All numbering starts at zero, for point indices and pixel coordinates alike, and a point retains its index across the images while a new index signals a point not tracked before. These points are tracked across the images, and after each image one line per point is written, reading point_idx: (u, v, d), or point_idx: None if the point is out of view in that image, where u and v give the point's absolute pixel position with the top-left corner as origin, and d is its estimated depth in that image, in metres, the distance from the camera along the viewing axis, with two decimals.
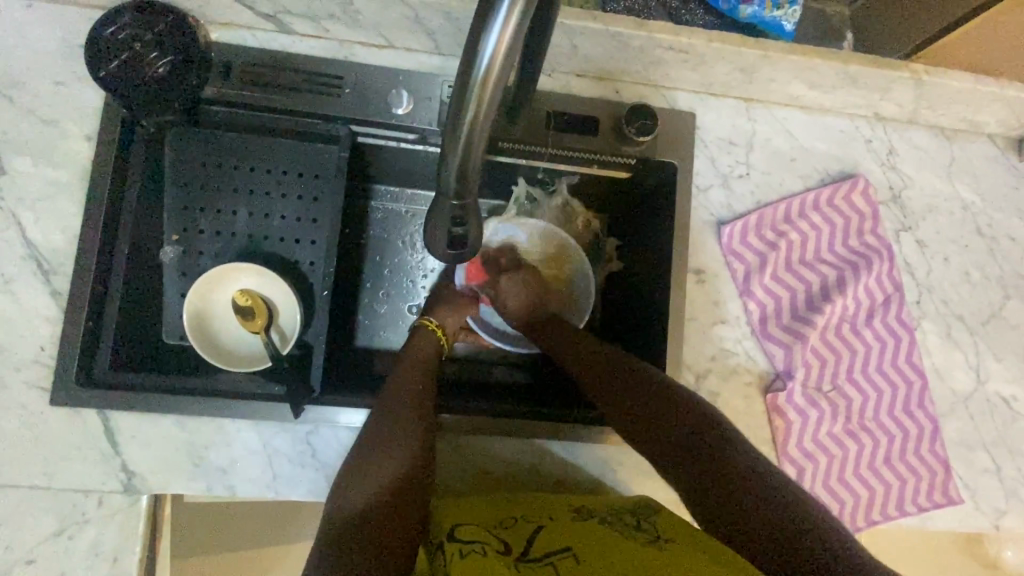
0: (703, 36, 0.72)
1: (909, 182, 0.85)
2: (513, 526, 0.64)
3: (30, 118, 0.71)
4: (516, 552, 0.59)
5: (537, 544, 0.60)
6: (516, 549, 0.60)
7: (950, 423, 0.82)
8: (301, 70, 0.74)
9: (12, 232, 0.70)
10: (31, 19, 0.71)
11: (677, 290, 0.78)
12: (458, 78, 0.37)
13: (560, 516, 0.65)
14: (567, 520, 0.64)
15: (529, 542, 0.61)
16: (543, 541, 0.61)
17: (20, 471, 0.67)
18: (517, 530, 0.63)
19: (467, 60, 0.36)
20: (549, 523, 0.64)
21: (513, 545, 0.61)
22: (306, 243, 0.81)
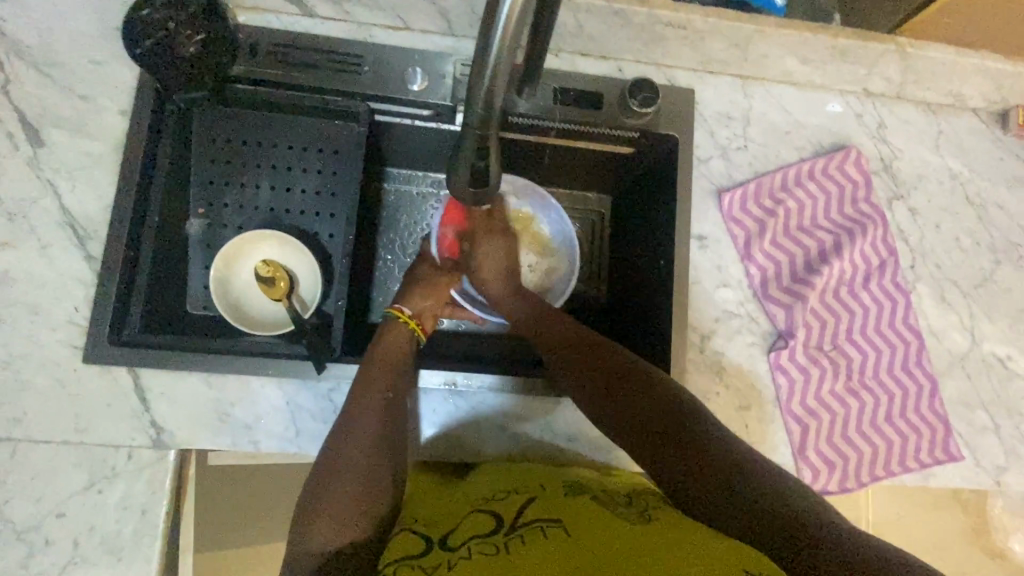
0: (699, 13, 0.78)
1: (899, 154, 0.89)
2: (505, 501, 0.65)
3: (68, 94, 0.75)
4: (507, 527, 0.60)
5: (528, 515, 0.61)
6: (507, 525, 0.60)
7: (948, 382, 0.85)
8: (322, 50, 0.79)
9: (49, 200, 0.74)
10: (71, 4, 0.76)
11: (680, 255, 0.82)
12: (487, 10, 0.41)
13: (553, 489, 0.66)
14: (558, 493, 0.65)
15: (520, 513, 0.61)
16: (535, 514, 0.61)
17: (53, 427, 0.70)
18: (510, 505, 0.63)
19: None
20: (542, 494, 0.64)
21: (505, 520, 0.61)
22: (326, 216, 0.83)
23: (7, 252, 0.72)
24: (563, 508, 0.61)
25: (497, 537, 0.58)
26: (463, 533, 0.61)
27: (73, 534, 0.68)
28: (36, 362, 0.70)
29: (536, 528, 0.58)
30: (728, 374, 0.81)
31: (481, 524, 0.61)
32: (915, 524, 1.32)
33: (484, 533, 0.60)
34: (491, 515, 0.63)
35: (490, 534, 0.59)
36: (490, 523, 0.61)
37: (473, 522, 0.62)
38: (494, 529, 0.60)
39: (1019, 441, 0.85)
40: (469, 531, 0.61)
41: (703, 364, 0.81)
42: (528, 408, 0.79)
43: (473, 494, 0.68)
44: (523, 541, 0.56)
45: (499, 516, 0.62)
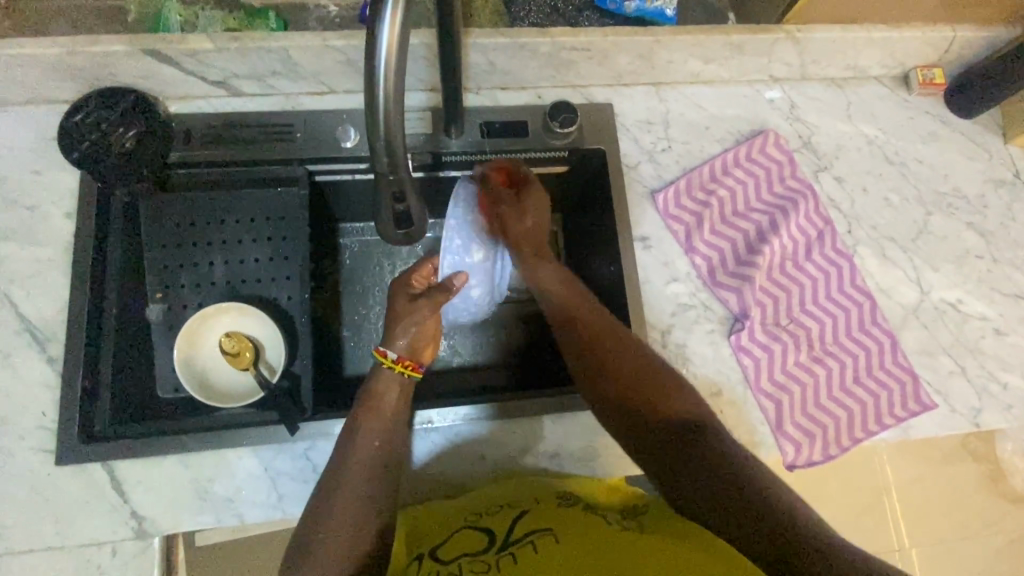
0: (599, 33, 0.82)
1: (815, 129, 0.94)
2: (496, 517, 0.66)
3: (14, 207, 0.78)
4: (497, 543, 0.61)
5: (520, 528, 0.62)
6: (498, 540, 0.62)
7: (907, 334, 0.87)
8: (254, 125, 0.83)
9: (6, 311, 0.75)
10: (8, 122, 0.80)
11: (627, 259, 0.85)
12: (366, 56, 0.43)
13: (547, 502, 0.67)
14: (550, 505, 0.66)
15: (512, 527, 0.63)
16: (525, 526, 0.62)
17: (33, 535, 0.69)
18: (502, 519, 0.65)
19: (370, 43, 0.43)
20: (535, 508, 0.66)
21: (496, 536, 0.63)
22: (282, 279, 0.84)
23: None
24: (556, 520, 0.62)
25: (488, 553, 0.60)
26: (454, 551, 0.62)
27: None
28: (9, 473, 0.70)
29: (526, 543, 0.59)
30: (694, 363, 0.83)
31: (472, 540, 0.63)
32: (928, 482, 1.33)
33: (474, 550, 0.61)
34: (483, 533, 0.64)
35: (479, 551, 0.61)
36: (480, 539, 0.63)
37: (465, 540, 0.64)
38: (484, 546, 0.62)
39: (987, 381, 0.87)
40: (458, 549, 0.63)
41: (669, 358, 0.83)
42: (508, 431, 0.80)
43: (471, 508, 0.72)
44: (513, 558, 0.57)
45: (491, 533, 0.63)
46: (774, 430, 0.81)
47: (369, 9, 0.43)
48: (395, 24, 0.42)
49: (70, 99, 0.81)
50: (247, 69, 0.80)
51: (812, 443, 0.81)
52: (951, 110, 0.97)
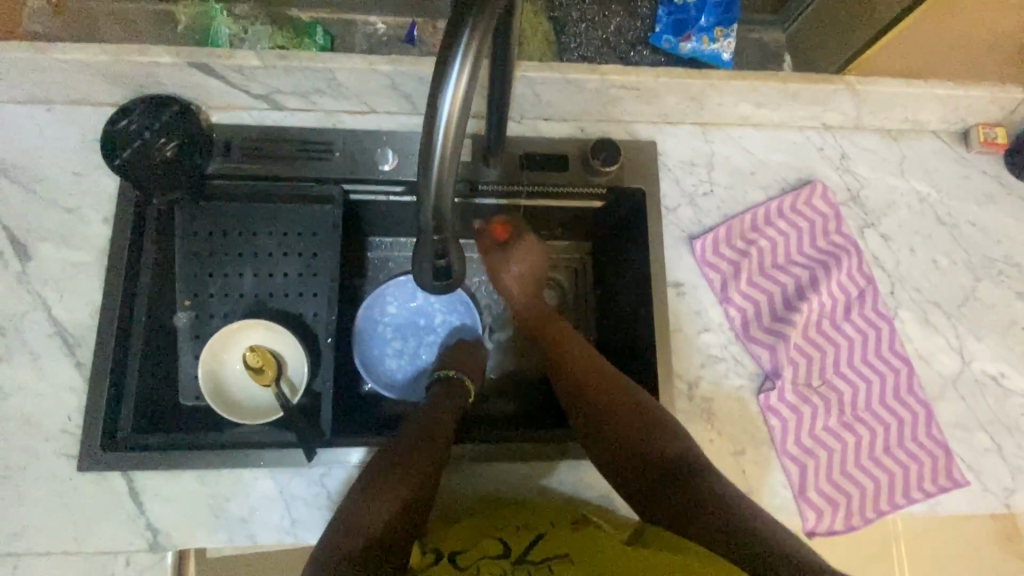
0: (651, 73, 0.80)
1: (865, 182, 0.91)
2: (516, 533, 0.67)
3: (53, 208, 0.79)
4: (516, 557, 0.62)
5: (537, 550, 0.63)
6: (516, 554, 0.63)
7: (943, 405, 0.84)
8: (294, 141, 0.82)
9: (39, 311, 0.76)
10: (52, 122, 0.80)
11: (660, 305, 0.83)
12: (428, 116, 0.43)
13: (561, 525, 0.68)
14: (567, 529, 0.67)
15: (530, 547, 0.64)
16: (545, 547, 0.63)
17: (51, 538, 0.70)
18: (521, 537, 0.66)
19: (433, 104, 0.42)
20: (551, 531, 0.66)
21: (514, 549, 0.64)
22: (309, 296, 0.83)
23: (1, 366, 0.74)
24: (571, 543, 0.63)
25: (506, 562, 0.61)
26: (472, 556, 0.63)
27: None
28: (33, 474, 0.71)
29: (543, 564, 0.60)
30: (718, 419, 0.81)
31: (492, 548, 0.64)
32: None
33: (493, 556, 0.63)
34: (502, 543, 0.65)
35: (498, 559, 0.62)
36: (498, 548, 0.64)
37: (483, 547, 0.65)
38: (503, 554, 0.63)
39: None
40: (478, 555, 0.63)
41: (692, 411, 0.81)
42: (532, 464, 0.79)
43: (487, 522, 0.71)
44: None
45: (507, 546, 0.64)
46: (796, 494, 0.79)
47: (435, 68, 0.42)
48: (460, 90, 0.42)
49: (115, 102, 0.81)
50: (291, 86, 0.79)
51: (834, 511, 0.79)
52: (1010, 172, 0.93)
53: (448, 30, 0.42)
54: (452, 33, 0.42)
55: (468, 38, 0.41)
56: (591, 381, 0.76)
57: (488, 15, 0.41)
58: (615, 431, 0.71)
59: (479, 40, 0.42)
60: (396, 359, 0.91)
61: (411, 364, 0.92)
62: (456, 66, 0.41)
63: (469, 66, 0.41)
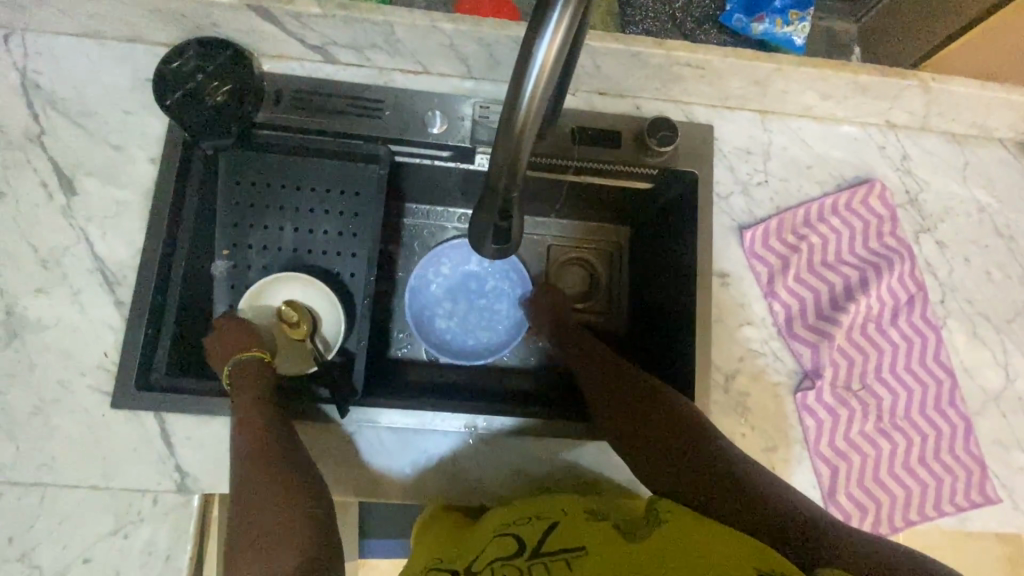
0: (719, 53, 0.77)
1: (924, 186, 0.88)
2: (530, 526, 0.65)
3: (101, 145, 0.78)
4: (529, 551, 0.60)
5: (551, 540, 0.60)
6: (530, 549, 0.60)
7: (984, 421, 0.82)
8: (344, 96, 0.81)
9: (81, 247, 0.76)
10: (104, 57, 0.79)
11: (703, 293, 0.81)
12: (504, 112, 0.42)
13: (576, 514, 0.65)
14: (580, 518, 0.64)
15: (544, 538, 0.61)
16: (556, 539, 0.60)
17: (81, 471, 0.71)
18: (535, 528, 0.64)
19: (511, 102, 0.41)
20: (565, 520, 0.64)
21: (528, 544, 0.61)
22: (347, 255, 0.83)
23: (40, 298, 0.74)
24: (587, 534, 0.60)
25: (520, 559, 0.59)
26: (486, 556, 0.62)
27: None
28: (67, 407, 0.72)
29: (560, 558, 0.56)
30: (752, 413, 0.79)
31: (506, 545, 0.62)
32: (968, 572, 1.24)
33: (507, 554, 0.61)
34: (516, 539, 0.63)
35: (511, 554, 0.60)
36: (512, 544, 0.62)
37: (497, 547, 0.63)
38: (516, 550, 0.61)
39: None
40: (490, 558, 0.61)
41: (727, 403, 0.79)
42: (552, 452, 0.78)
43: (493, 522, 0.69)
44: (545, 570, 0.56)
45: (521, 540, 0.62)
46: (824, 497, 0.78)
47: (517, 61, 0.40)
48: (537, 93, 0.41)
49: (168, 41, 0.79)
50: (348, 39, 0.77)
51: (862, 517, 0.78)
52: None
53: (531, 22, 0.40)
54: (534, 25, 0.39)
55: (552, 35, 0.39)
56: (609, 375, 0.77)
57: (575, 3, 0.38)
58: (645, 412, 0.71)
59: (562, 38, 0.39)
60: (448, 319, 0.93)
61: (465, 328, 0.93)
62: (538, 66, 0.40)
63: (551, 63, 0.40)
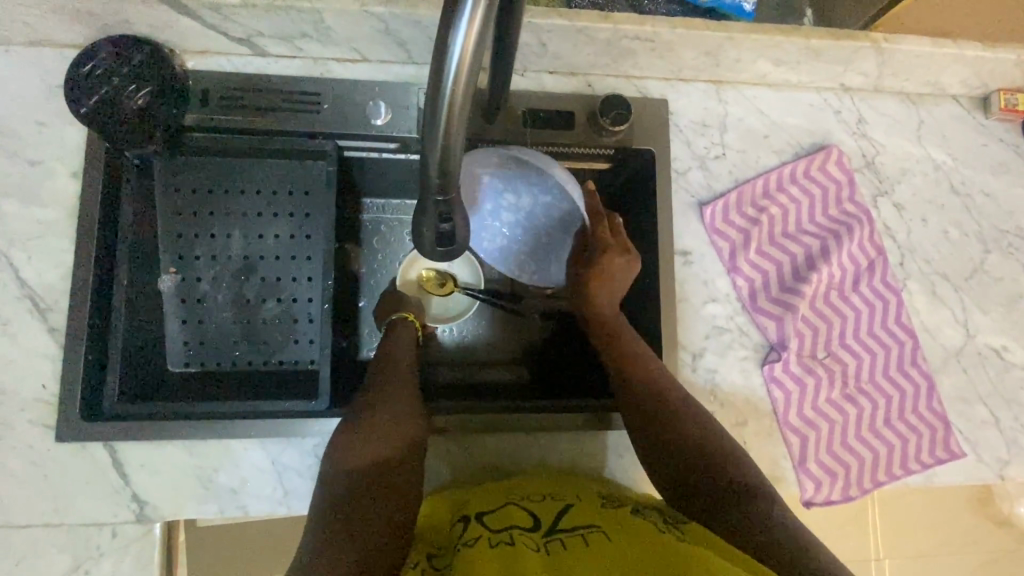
0: (667, 24, 0.74)
1: (881, 148, 0.87)
2: (542, 503, 0.66)
3: (15, 160, 0.72)
4: (544, 528, 0.61)
5: (568, 520, 0.61)
6: (544, 526, 0.61)
7: (945, 378, 0.84)
8: (279, 91, 0.76)
9: (6, 273, 0.71)
10: (10, 64, 0.73)
11: (666, 273, 0.80)
12: (429, 98, 0.39)
13: (591, 499, 0.66)
14: (596, 505, 0.65)
15: (558, 517, 0.62)
16: (573, 519, 0.62)
17: (31, 510, 0.67)
18: (548, 506, 0.65)
19: (433, 94, 0.38)
20: (578, 503, 0.65)
21: (542, 521, 0.62)
22: (303, 259, 0.79)
23: None
24: (602, 516, 0.62)
25: (536, 533, 0.60)
26: (502, 521, 0.62)
27: None
28: (9, 445, 0.68)
29: (576, 534, 0.58)
30: (722, 391, 0.79)
31: (520, 516, 0.63)
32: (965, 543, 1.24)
33: (524, 527, 0.61)
34: (530, 513, 0.64)
35: (528, 528, 0.61)
36: (528, 518, 0.63)
37: (512, 514, 0.64)
38: (533, 526, 0.61)
39: (1020, 432, 0.84)
40: (509, 521, 0.62)
41: (697, 382, 0.79)
42: (523, 442, 0.77)
43: (513, 487, 0.70)
44: (563, 545, 0.57)
45: (536, 516, 0.63)
46: (795, 465, 0.79)
47: (425, 107, 0.39)
48: (453, 137, 0.40)
49: (79, 42, 0.73)
50: (275, 29, 0.72)
51: (833, 482, 0.79)
52: None
53: (432, 68, 0.38)
54: (436, 73, 0.38)
55: (453, 79, 0.37)
56: (661, 398, 0.70)
57: (473, 46, 0.37)
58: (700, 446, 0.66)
59: (466, 73, 0.38)
60: (492, 250, 0.81)
61: (543, 208, 0.78)
62: (445, 109, 0.38)
63: (460, 96, 0.38)
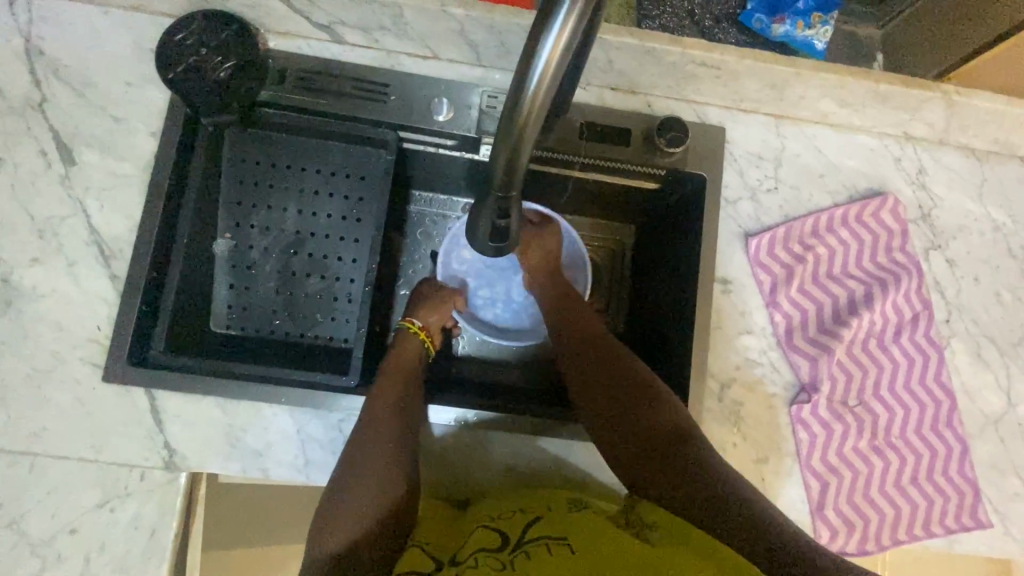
0: (736, 53, 0.77)
1: (939, 201, 0.85)
2: (511, 517, 0.62)
3: (102, 115, 0.77)
4: (513, 543, 0.57)
5: (535, 530, 0.58)
6: (514, 540, 0.58)
7: (980, 444, 0.81)
8: (352, 78, 0.79)
9: (78, 218, 0.75)
10: (109, 25, 0.78)
11: (704, 298, 0.79)
12: (509, 98, 0.40)
13: (560, 507, 0.64)
14: (564, 511, 0.62)
15: (525, 528, 0.59)
16: (541, 528, 0.59)
17: (70, 443, 0.71)
18: (517, 520, 0.61)
19: (515, 91, 0.40)
20: (549, 515, 0.61)
21: (510, 538, 0.58)
22: (350, 241, 0.81)
23: (35, 268, 0.74)
24: (570, 525, 0.58)
25: (503, 552, 0.56)
26: (470, 547, 0.59)
27: (84, 551, 0.70)
28: (58, 378, 0.72)
29: (541, 544, 0.55)
30: (746, 424, 0.79)
31: (488, 536, 0.59)
32: None
33: (491, 547, 0.57)
34: (499, 531, 0.60)
35: (495, 547, 0.57)
36: (496, 536, 0.59)
37: (481, 535, 0.60)
38: (501, 543, 0.58)
39: None
40: (475, 545, 0.58)
41: (721, 412, 0.79)
42: (542, 448, 0.76)
43: (484, 509, 0.67)
44: (527, 557, 0.54)
45: (505, 533, 0.59)
46: (813, 510, 0.77)
47: (504, 109, 0.41)
48: (527, 138, 0.42)
49: (174, 12, 0.78)
50: (356, 18, 0.76)
51: (849, 533, 0.77)
52: None
53: (518, 72, 0.39)
54: (520, 78, 0.39)
55: (535, 87, 0.39)
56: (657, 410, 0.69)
57: (560, 51, 0.38)
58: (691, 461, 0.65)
59: (548, 78, 0.39)
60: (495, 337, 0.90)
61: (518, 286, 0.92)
62: (525, 106, 0.40)
63: (538, 100, 0.40)
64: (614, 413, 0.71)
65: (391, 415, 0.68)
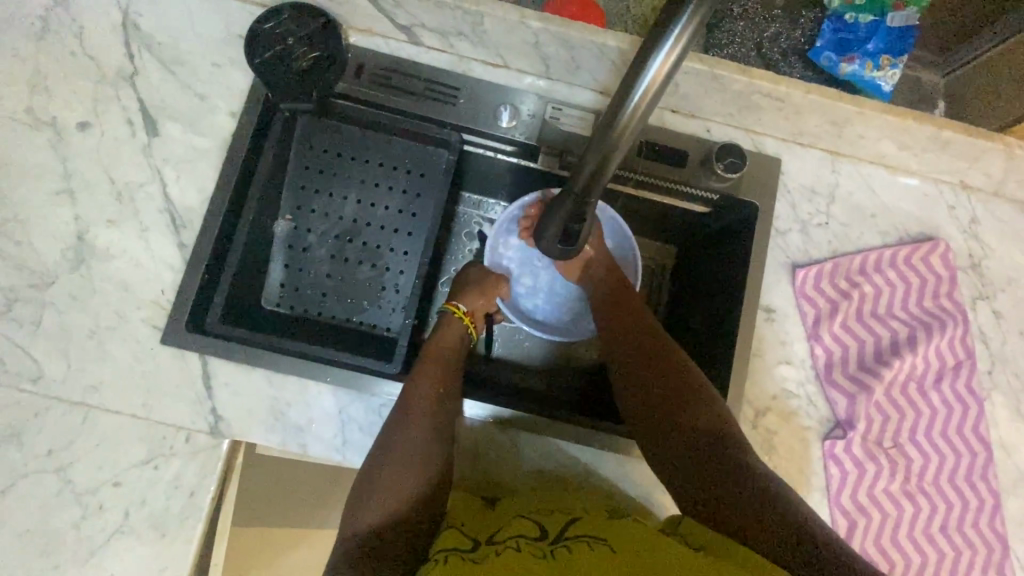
0: (802, 87, 0.78)
1: (990, 252, 0.85)
2: (548, 515, 0.63)
3: (188, 92, 0.81)
4: (552, 536, 0.58)
5: (574, 529, 0.59)
6: (552, 535, 0.59)
7: (1013, 501, 0.80)
8: (424, 78, 0.82)
9: (155, 186, 0.79)
10: (202, 8, 0.82)
11: (746, 324, 0.80)
12: (608, 112, 0.42)
13: (597, 514, 0.64)
14: (602, 518, 0.62)
15: (565, 527, 0.60)
16: (579, 529, 0.59)
17: (124, 399, 0.74)
18: (555, 519, 0.62)
19: (617, 105, 0.41)
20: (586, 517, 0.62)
21: (549, 532, 0.59)
22: (404, 234, 0.84)
23: (110, 230, 0.77)
24: (609, 529, 0.59)
25: (543, 542, 0.57)
26: (508, 533, 0.60)
27: (125, 504, 0.72)
28: (120, 336, 0.75)
29: (581, 542, 0.56)
30: (777, 454, 0.79)
31: (527, 527, 0.60)
32: None
33: (531, 536, 0.59)
34: (537, 525, 0.61)
35: (534, 537, 0.58)
36: (534, 529, 0.60)
37: (519, 525, 0.61)
38: (540, 535, 0.59)
39: None
40: (513, 533, 0.59)
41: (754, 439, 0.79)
42: (571, 454, 0.78)
43: (516, 506, 0.68)
44: (568, 550, 0.55)
45: (544, 527, 0.60)
46: None
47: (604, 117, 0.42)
48: (616, 153, 0.44)
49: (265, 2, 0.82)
50: (436, 22, 0.80)
51: None
52: None
53: (616, 96, 0.42)
54: (625, 88, 0.41)
55: (639, 99, 0.40)
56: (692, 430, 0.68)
57: (668, 69, 0.39)
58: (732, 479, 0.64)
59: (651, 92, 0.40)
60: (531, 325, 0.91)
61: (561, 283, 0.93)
62: (625, 116, 0.41)
63: (638, 114, 0.41)
64: (653, 423, 0.70)
65: (427, 405, 0.69)
